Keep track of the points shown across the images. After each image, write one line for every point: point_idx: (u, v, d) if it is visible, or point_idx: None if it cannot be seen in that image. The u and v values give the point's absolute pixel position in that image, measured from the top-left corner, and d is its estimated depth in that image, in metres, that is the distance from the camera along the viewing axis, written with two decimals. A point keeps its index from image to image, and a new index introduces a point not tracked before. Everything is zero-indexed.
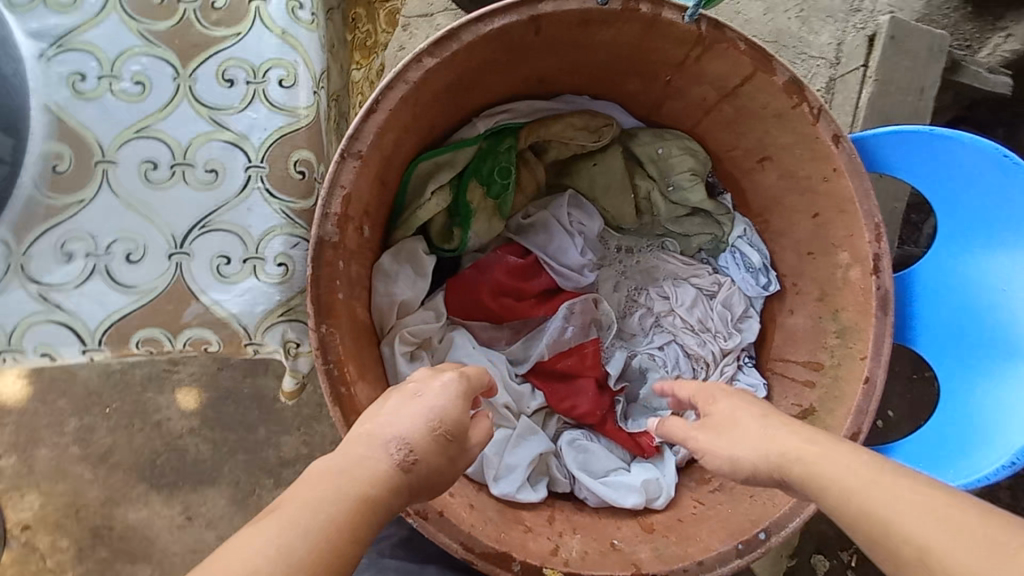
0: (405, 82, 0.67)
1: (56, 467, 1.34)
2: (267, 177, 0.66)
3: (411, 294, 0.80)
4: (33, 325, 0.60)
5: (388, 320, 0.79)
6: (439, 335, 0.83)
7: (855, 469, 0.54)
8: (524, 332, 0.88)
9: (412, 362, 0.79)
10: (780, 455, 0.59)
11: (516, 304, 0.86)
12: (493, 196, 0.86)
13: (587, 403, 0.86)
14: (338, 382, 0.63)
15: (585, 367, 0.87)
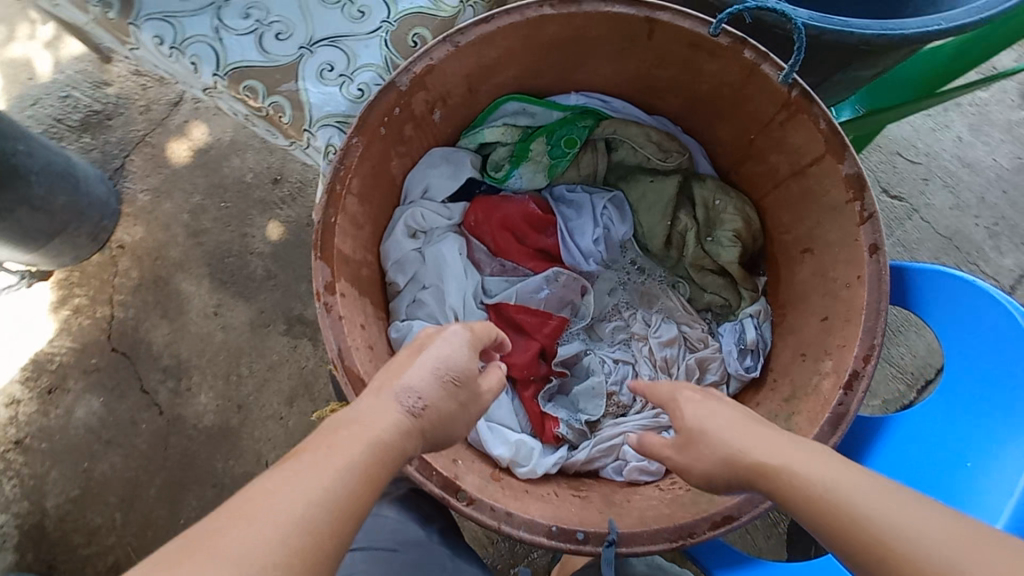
0: (521, 14, 0.82)
1: (167, 219, 1.67)
2: (391, 33, 0.85)
3: (439, 185, 0.93)
4: (198, 41, 0.83)
5: (412, 193, 0.92)
6: (440, 230, 0.94)
7: (824, 478, 0.55)
8: (508, 272, 0.95)
9: (406, 235, 0.91)
10: (745, 464, 0.61)
11: (516, 245, 0.94)
12: (552, 156, 0.97)
13: (521, 358, 0.90)
14: (337, 178, 0.76)
15: (539, 332, 0.92)
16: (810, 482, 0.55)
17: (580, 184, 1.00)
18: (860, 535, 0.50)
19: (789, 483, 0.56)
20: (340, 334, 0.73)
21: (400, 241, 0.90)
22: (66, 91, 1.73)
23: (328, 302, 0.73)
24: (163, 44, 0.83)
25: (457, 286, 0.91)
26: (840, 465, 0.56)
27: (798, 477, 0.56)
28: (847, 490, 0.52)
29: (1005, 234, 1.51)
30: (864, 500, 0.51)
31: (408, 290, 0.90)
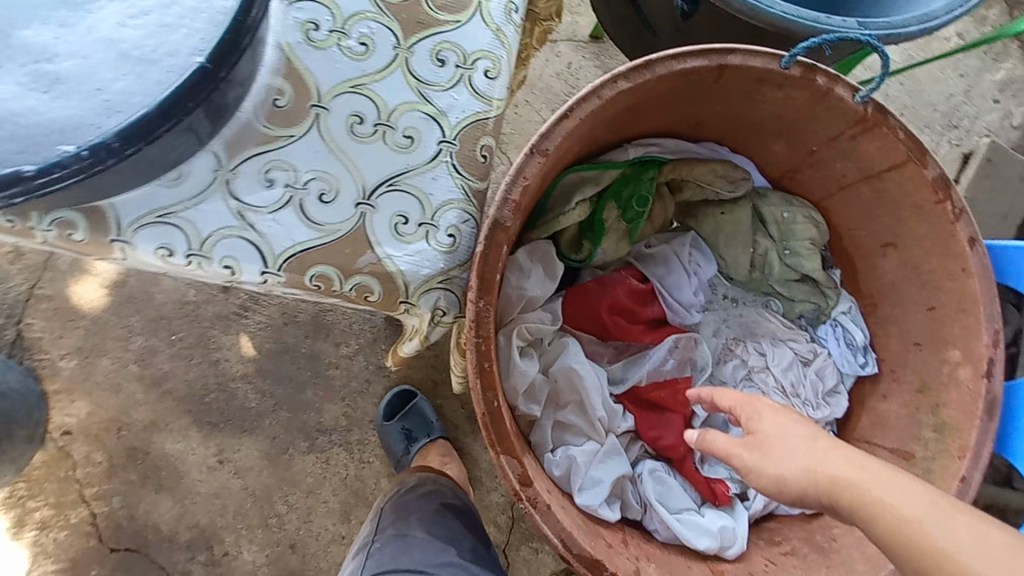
0: (598, 97, 0.72)
1: (113, 380, 1.36)
2: (455, 154, 0.70)
3: (539, 292, 0.83)
4: (225, 237, 0.64)
5: (511, 312, 0.81)
6: (551, 338, 0.86)
7: (915, 505, 0.52)
8: (625, 353, 0.90)
9: (524, 358, 0.82)
10: (826, 479, 0.58)
11: (628, 325, 0.89)
12: (627, 220, 0.90)
13: (673, 436, 0.88)
14: (485, 358, 0.66)
15: (676, 402, 0.89)
16: (887, 503, 0.53)
17: (652, 235, 0.95)
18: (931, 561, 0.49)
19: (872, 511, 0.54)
20: (556, 523, 0.66)
21: (524, 370, 0.80)
22: None
23: (531, 496, 0.66)
24: (177, 255, 0.63)
25: (592, 394, 0.84)
26: (926, 488, 0.54)
27: (869, 494, 0.55)
28: (937, 519, 0.51)
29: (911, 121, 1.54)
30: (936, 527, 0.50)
31: (547, 416, 0.83)
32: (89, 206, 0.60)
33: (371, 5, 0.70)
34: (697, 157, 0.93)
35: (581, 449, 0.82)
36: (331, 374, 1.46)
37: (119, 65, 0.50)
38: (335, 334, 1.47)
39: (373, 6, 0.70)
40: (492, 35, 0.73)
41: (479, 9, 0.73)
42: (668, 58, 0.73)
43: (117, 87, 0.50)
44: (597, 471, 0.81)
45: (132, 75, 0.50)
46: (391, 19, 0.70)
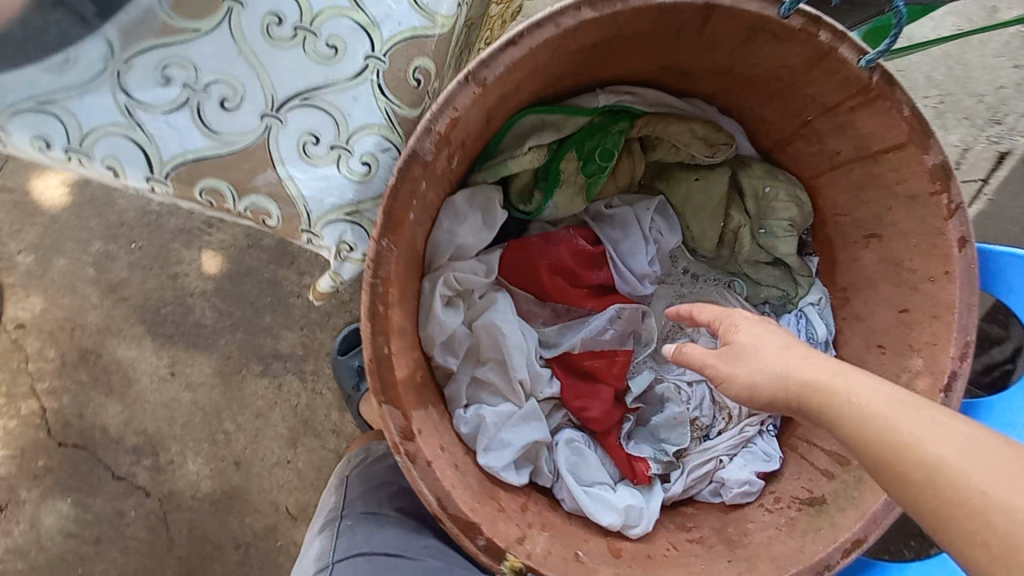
0: (555, 24, 0.63)
1: (69, 280, 1.35)
2: (383, 74, 0.62)
3: (472, 240, 0.77)
4: (108, 134, 0.58)
5: (439, 258, 0.76)
6: (482, 291, 0.80)
7: (894, 405, 0.47)
8: (564, 316, 0.85)
9: (447, 309, 0.77)
10: (801, 393, 0.52)
11: (570, 286, 0.82)
12: (587, 174, 0.82)
13: (600, 409, 0.83)
14: (379, 299, 0.59)
15: (610, 373, 0.84)
16: (865, 409, 0.48)
17: (615, 195, 0.87)
18: (891, 454, 0.46)
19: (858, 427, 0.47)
20: (433, 481, 0.62)
21: (444, 321, 0.76)
22: None
23: (411, 451, 0.61)
24: (52, 148, 0.57)
25: (516, 354, 0.80)
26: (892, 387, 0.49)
27: (852, 398, 0.48)
28: (902, 414, 0.46)
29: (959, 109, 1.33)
30: (925, 431, 0.45)
31: (465, 371, 0.79)
32: None
33: None
34: (676, 113, 0.84)
35: (492, 409, 0.78)
36: (292, 302, 1.43)
37: None
38: (300, 263, 1.43)
39: None
40: None
41: None
42: None
43: None
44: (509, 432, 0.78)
45: None
46: None
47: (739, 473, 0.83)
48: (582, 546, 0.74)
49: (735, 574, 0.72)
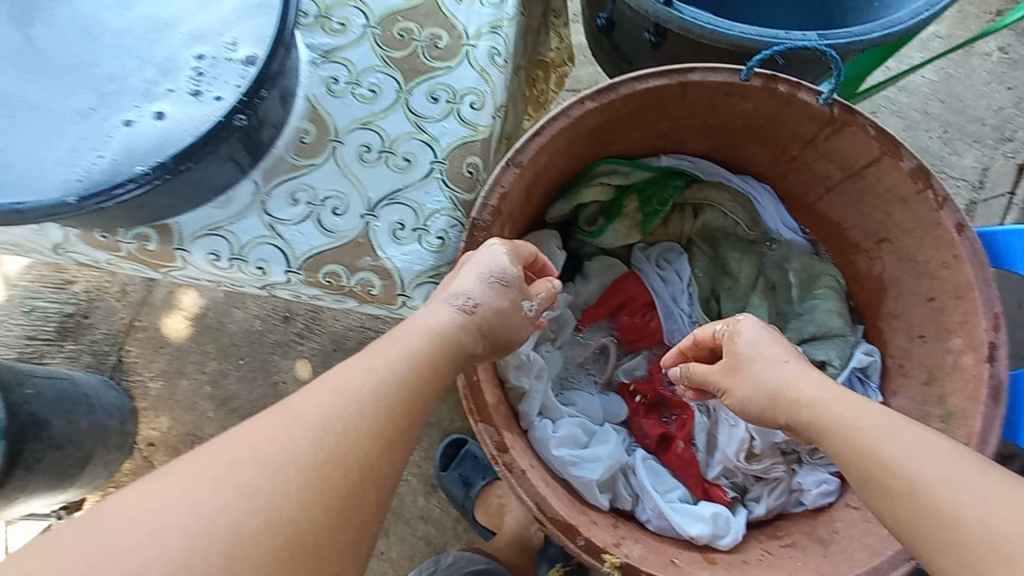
0: (567, 116, 0.82)
1: (190, 398, 1.56)
2: (445, 171, 0.83)
3: None
4: (258, 244, 0.79)
5: None
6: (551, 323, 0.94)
7: (866, 429, 0.63)
8: (466, 310, 0.71)
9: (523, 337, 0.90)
10: (788, 399, 0.71)
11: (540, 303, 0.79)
12: (645, 213, 0.99)
13: (677, 465, 0.90)
14: None
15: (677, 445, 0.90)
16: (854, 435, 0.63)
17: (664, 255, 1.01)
18: (871, 465, 0.61)
19: (802, 411, 0.69)
20: (530, 487, 0.72)
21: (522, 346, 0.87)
22: (28, 305, 1.60)
23: (507, 461, 0.72)
24: (222, 259, 0.78)
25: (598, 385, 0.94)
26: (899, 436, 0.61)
27: (848, 436, 0.63)
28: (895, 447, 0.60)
29: (957, 138, 1.54)
30: (899, 456, 0.59)
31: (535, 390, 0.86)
32: (160, 224, 0.77)
33: (379, 61, 0.88)
34: (721, 183, 1.01)
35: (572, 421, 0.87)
36: None
37: (168, 141, 0.71)
38: None
39: (380, 61, 0.89)
40: (477, 75, 0.87)
41: (467, 56, 0.88)
42: (632, 80, 0.84)
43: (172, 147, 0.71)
44: (603, 441, 0.88)
45: (175, 141, 0.71)
46: (396, 70, 0.88)
47: (815, 474, 0.86)
48: (678, 556, 0.78)
49: (831, 566, 0.73)
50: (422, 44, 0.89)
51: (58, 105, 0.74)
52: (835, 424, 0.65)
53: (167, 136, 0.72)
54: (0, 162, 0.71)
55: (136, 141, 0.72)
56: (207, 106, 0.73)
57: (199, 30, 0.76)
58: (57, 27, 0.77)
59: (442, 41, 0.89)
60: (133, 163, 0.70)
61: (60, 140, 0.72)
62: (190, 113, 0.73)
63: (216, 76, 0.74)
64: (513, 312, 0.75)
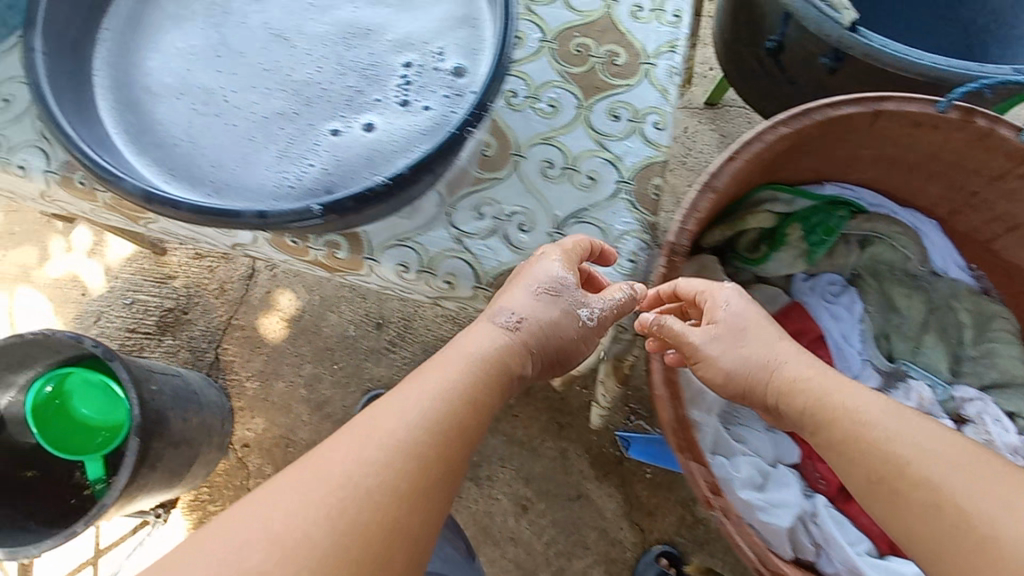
0: (761, 142, 0.79)
1: (285, 401, 1.56)
2: (631, 192, 0.80)
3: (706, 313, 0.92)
4: (447, 256, 0.77)
5: None
6: None
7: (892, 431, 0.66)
8: (511, 327, 0.72)
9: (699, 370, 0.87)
10: (805, 390, 0.72)
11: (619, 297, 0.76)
12: (809, 242, 0.96)
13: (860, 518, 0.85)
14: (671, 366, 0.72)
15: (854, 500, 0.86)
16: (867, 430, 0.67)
17: (828, 285, 0.97)
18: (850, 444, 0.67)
19: (812, 404, 0.71)
20: None
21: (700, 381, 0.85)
22: (130, 298, 1.62)
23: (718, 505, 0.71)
24: (411, 270, 0.77)
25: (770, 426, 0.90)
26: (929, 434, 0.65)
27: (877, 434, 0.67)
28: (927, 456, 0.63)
29: None
30: (883, 439, 0.65)
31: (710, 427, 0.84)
32: (351, 232, 0.77)
33: (557, 75, 0.86)
34: (887, 216, 0.98)
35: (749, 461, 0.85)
36: None
37: (381, 148, 0.68)
38: None
39: (559, 75, 0.86)
40: (660, 94, 0.84)
41: (648, 74, 0.85)
42: (826, 107, 0.81)
43: (386, 157, 0.68)
44: (779, 483, 0.86)
45: (387, 150, 0.68)
46: (575, 85, 0.85)
47: None
48: None
49: None
50: (600, 61, 0.86)
51: (258, 106, 0.70)
52: (853, 423, 0.68)
53: (382, 145, 0.68)
54: (203, 167, 0.67)
55: (347, 149, 0.68)
56: (418, 115, 0.70)
57: (403, 35, 0.73)
58: (254, 30, 0.73)
59: (620, 58, 0.86)
60: (349, 174, 0.67)
61: (261, 146, 0.68)
62: (402, 119, 0.70)
63: (424, 86, 0.71)
64: (563, 326, 0.73)
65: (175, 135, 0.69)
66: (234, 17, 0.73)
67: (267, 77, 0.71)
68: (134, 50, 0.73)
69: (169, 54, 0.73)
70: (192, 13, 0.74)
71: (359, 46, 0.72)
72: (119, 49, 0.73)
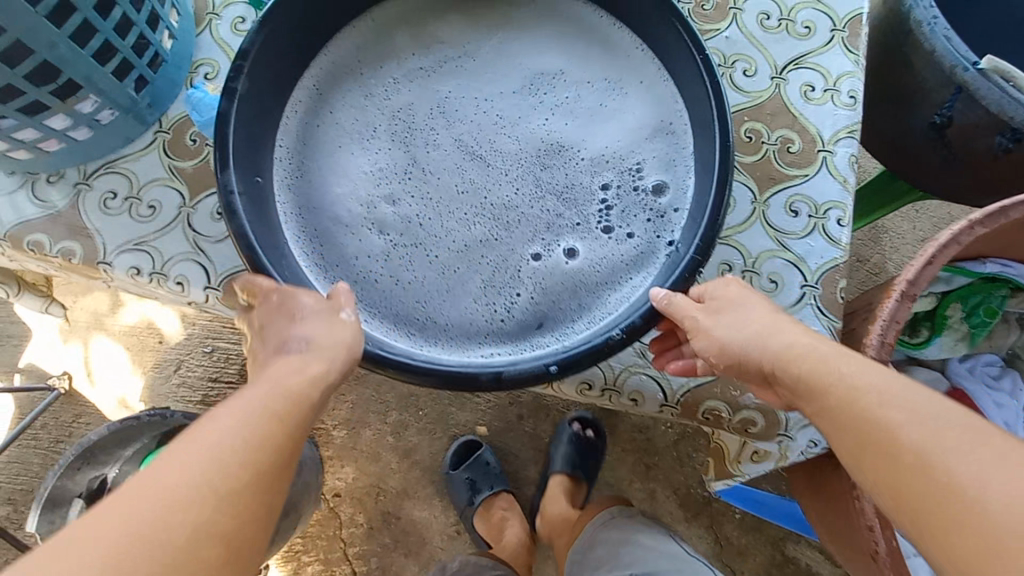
0: (958, 244, 0.75)
1: (373, 449, 1.54)
2: (819, 297, 0.76)
3: None
4: (632, 373, 0.73)
5: None
6: None
7: (909, 404, 0.50)
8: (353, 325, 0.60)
9: None
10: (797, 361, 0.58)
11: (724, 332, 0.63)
12: (972, 324, 0.93)
13: None
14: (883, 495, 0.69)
15: None
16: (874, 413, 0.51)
17: (984, 368, 0.96)
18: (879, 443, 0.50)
19: (825, 382, 0.55)
20: None
21: None
22: (211, 346, 1.64)
23: None
24: (595, 388, 0.73)
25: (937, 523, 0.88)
26: (908, 404, 0.50)
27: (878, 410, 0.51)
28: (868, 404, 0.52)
29: None
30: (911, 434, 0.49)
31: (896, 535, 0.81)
32: None
33: None
34: None
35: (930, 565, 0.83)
36: None
37: (587, 282, 0.68)
38: (555, 415, 1.59)
39: None
40: (840, 186, 0.79)
41: (826, 163, 0.80)
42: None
43: (592, 292, 0.68)
44: None
45: (593, 284, 0.68)
46: (747, 177, 0.80)
47: None
48: None
49: None
50: (774, 147, 0.80)
51: (459, 235, 0.70)
52: (844, 392, 0.53)
53: (588, 277, 0.69)
54: (408, 300, 0.68)
55: (552, 281, 0.68)
56: (621, 243, 0.70)
57: (598, 154, 0.72)
58: (444, 148, 0.73)
59: (794, 145, 0.80)
60: (557, 309, 0.68)
61: (463, 280, 0.68)
62: (605, 247, 0.69)
63: (624, 209, 0.71)
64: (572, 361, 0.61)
65: (373, 267, 0.69)
66: (425, 138, 0.73)
67: (465, 203, 0.71)
68: (317, 169, 0.72)
69: (357, 176, 0.72)
70: (381, 132, 0.73)
71: (554, 167, 0.72)
72: (302, 169, 0.72)
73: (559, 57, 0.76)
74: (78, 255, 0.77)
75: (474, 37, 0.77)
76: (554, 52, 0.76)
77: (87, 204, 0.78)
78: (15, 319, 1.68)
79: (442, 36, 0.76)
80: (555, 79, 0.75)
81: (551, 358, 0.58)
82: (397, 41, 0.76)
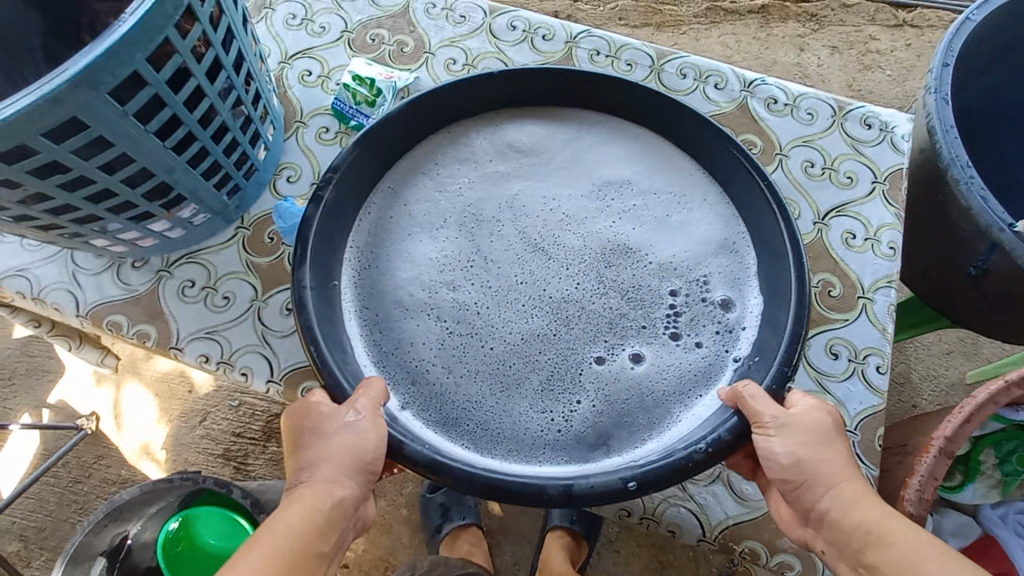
0: (995, 403, 0.77)
1: (387, 521, 1.53)
2: (858, 444, 0.78)
3: None
4: (670, 505, 0.75)
5: None
6: None
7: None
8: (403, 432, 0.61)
9: None
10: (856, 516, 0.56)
11: (796, 463, 0.59)
12: (1005, 472, 0.91)
13: None
14: None
15: None
16: None
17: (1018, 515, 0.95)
18: None
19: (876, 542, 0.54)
20: None
21: None
22: (238, 399, 1.68)
23: None
24: (634, 516, 0.75)
25: None
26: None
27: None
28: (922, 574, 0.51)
29: None
30: None
31: None
32: None
33: None
34: None
35: None
36: None
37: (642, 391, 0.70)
38: None
39: None
40: (879, 333, 0.82)
41: (865, 310, 0.83)
42: None
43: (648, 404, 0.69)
44: None
45: (647, 394, 0.70)
46: None
47: None
48: None
49: None
50: (816, 290, 0.84)
51: (521, 332, 0.72)
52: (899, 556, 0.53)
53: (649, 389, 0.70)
54: (458, 390, 0.70)
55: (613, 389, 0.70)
56: (683, 354, 0.71)
57: (661, 262, 0.76)
58: (510, 246, 0.77)
59: (835, 289, 0.84)
60: (614, 415, 0.69)
61: (518, 375, 0.70)
62: (667, 360, 0.71)
63: (688, 320, 0.73)
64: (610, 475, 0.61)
65: (429, 354, 0.71)
66: (493, 237, 0.77)
67: (529, 305, 0.74)
68: (386, 255, 0.76)
69: (423, 267, 0.75)
70: (450, 226, 0.78)
71: (616, 274, 0.75)
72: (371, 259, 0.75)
73: (626, 171, 0.80)
74: (153, 339, 0.82)
75: (546, 144, 0.82)
76: (620, 167, 0.81)
77: (166, 291, 0.84)
78: (54, 355, 1.74)
79: (518, 143, 0.82)
80: (621, 189, 0.80)
81: (629, 473, 0.58)
82: (475, 145, 0.82)
